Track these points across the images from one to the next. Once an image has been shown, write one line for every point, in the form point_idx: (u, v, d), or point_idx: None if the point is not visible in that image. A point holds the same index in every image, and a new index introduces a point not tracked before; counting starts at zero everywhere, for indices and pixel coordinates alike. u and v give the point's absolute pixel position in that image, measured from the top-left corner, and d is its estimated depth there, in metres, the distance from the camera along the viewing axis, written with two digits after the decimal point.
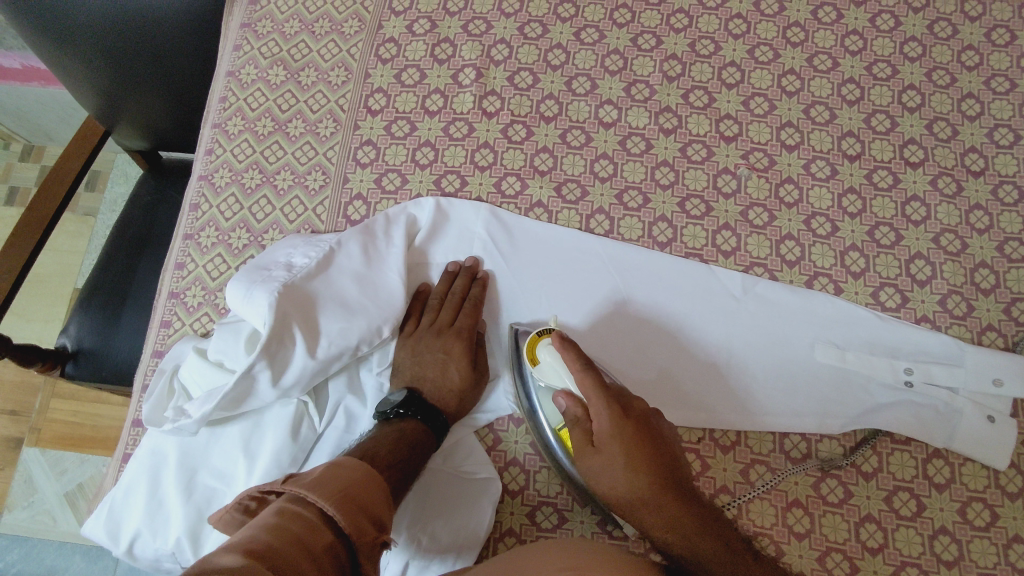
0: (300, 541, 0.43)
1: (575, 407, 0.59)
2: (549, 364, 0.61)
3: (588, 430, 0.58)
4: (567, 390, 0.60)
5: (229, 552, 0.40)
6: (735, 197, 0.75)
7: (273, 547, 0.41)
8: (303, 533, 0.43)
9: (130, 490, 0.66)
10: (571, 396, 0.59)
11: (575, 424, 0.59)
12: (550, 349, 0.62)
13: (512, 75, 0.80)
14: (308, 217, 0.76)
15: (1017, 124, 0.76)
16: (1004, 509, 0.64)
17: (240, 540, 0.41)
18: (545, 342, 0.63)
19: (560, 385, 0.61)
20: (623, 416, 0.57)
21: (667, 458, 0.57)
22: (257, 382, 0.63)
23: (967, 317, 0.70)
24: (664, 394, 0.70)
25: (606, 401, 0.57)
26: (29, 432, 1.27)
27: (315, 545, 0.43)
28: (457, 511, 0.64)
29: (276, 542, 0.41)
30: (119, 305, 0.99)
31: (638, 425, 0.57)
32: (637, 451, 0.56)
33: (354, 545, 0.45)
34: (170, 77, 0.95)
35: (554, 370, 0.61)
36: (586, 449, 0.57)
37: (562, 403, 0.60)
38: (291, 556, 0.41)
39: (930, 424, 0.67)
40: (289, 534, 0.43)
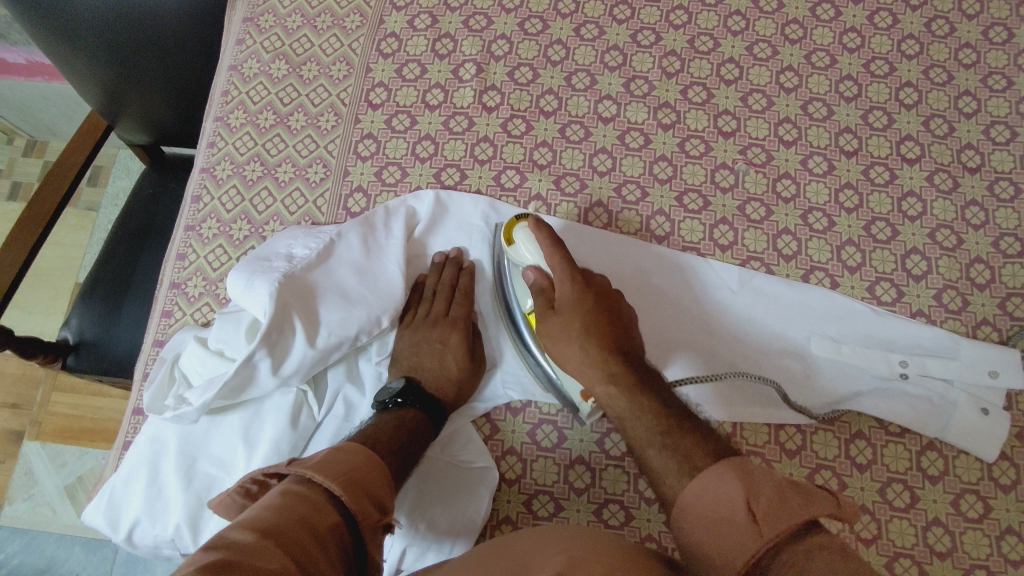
0: (306, 521, 0.43)
1: (541, 279, 0.62)
2: (523, 243, 0.64)
3: (551, 298, 0.62)
4: (537, 266, 0.63)
5: (237, 531, 0.40)
6: (733, 192, 0.76)
7: (280, 526, 0.41)
8: (309, 514, 0.44)
9: (130, 477, 0.67)
10: (540, 270, 0.62)
11: (541, 294, 0.62)
12: (526, 235, 0.63)
13: (512, 70, 0.81)
14: (309, 208, 0.77)
15: (1013, 121, 0.77)
16: (997, 501, 0.65)
17: (247, 520, 0.42)
18: (522, 226, 0.64)
19: (531, 261, 0.63)
20: (586, 289, 0.61)
21: (624, 328, 0.60)
22: (257, 370, 0.63)
23: (962, 311, 0.71)
24: (639, 288, 0.73)
25: (570, 272, 0.61)
26: (30, 425, 1.28)
27: (320, 525, 0.44)
28: (454, 497, 0.65)
29: (282, 521, 0.42)
30: (121, 297, 1.00)
31: (599, 298, 0.61)
32: (596, 319, 0.59)
33: (358, 526, 0.46)
34: (173, 72, 0.95)
35: (526, 250, 0.63)
36: (547, 313, 0.61)
37: (531, 278, 0.63)
38: (299, 535, 0.41)
39: (925, 416, 0.67)
40: (294, 514, 0.43)
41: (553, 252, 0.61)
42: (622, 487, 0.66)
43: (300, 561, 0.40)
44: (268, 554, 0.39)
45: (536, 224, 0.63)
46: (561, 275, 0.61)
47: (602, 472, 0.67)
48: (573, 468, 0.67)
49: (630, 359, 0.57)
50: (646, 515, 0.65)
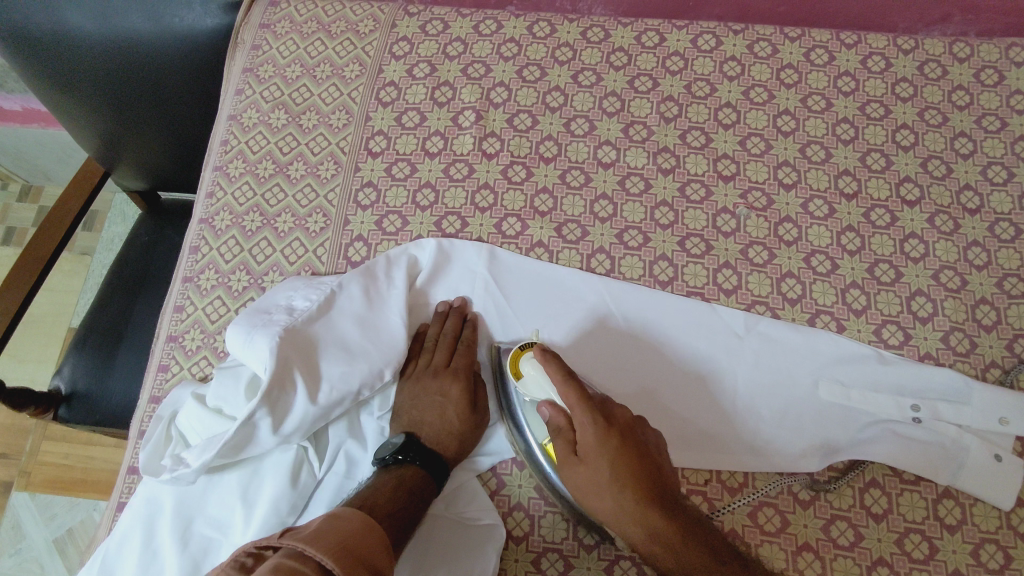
0: None
1: (559, 419, 0.59)
2: (533, 376, 0.61)
3: (571, 440, 0.58)
4: (550, 400, 0.60)
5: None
6: (735, 236, 0.75)
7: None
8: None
9: (124, 541, 0.64)
10: (554, 406, 0.59)
11: (559, 435, 0.59)
12: (534, 365, 0.61)
13: (511, 117, 0.81)
14: (309, 258, 0.76)
15: (1010, 162, 0.77)
16: (1018, 550, 0.63)
17: None
18: (528, 355, 0.63)
19: (544, 396, 0.61)
20: (607, 429, 0.56)
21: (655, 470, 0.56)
22: (256, 428, 0.61)
23: (970, 354, 0.70)
24: (653, 408, 0.70)
25: (589, 413, 0.57)
26: (18, 476, 1.25)
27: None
28: (460, 559, 0.63)
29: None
30: (114, 345, 0.98)
31: (625, 435, 0.57)
32: (624, 467, 0.55)
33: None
34: (173, 122, 0.96)
35: (537, 382, 0.61)
36: None
37: (546, 413, 0.60)
38: None
39: (940, 461, 0.66)
40: None
41: (563, 382, 0.58)
42: None
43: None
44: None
45: (542, 353, 0.61)
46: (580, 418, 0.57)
47: None
48: (583, 523, 0.65)
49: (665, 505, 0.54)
50: None
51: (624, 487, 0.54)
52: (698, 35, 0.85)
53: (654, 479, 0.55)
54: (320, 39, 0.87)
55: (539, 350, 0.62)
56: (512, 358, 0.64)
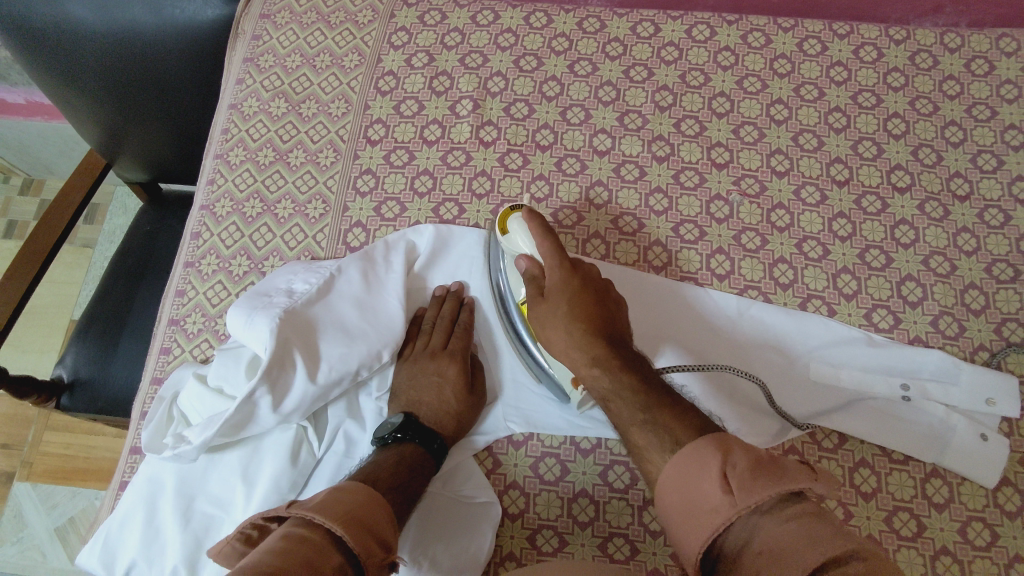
0: (310, 564, 0.43)
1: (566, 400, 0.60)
2: (518, 233, 0.66)
3: (542, 285, 0.64)
4: (529, 255, 0.65)
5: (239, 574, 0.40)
6: (728, 222, 0.77)
7: (281, 567, 0.41)
8: (312, 556, 0.43)
9: (126, 519, 0.65)
10: (532, 259, 0.65)
11: (531, 281, 0.65)
12: (520, 226, 0.66)
13: (508, 106, 0.82)
14: (309, 244, 0.77)
15: (999, 150, 0.79)
16: (1004, 528, 0.64)
17: (247, 565, 0.41)
18: (516, 216, 0.67)
19: (524, 250, 0.66)
20: (572, 272, 0.63)
21: None
22: (257, 407, 0.63)
23: (959, 337, 0.71)
24: (626, 286, 0.74)
25: (558, 256, 0.63)
26: (20, 465, 1.26)
27: (323, 566, 0.43)
28: (457, 535, 0.64)
29: (284, 565, 0.41)
30: (117, 334, 1.00)
31: (586, 281, 0.63)
32: (582, 300, 0.61)
33: (362, 566, 0.46)
34: (174, 113, 0.97)
35: (519, 237, 0.66)
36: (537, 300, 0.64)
37: (523, 266, 0.65)
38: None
39: (927, 438, 0.68)
40: (296, 556, 0.43)
41: (544, 238, 0.64)
42: (626, 520, 0.65)
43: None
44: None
45: (529, 213, 0.66)
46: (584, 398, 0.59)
47: (606, 505, 0.66)
48: (577, 502, 0.66)
49: (614, 343, 0.59)
50: (651, 548, 0.64)
51: (575, 318, 0.60)
52: (692, 26, 0.86)
53: (604, 312, 0.61)
54: (319, 29, 0.88)
55: (527, 212, 0.66)
56: (501, 218, 0.69)
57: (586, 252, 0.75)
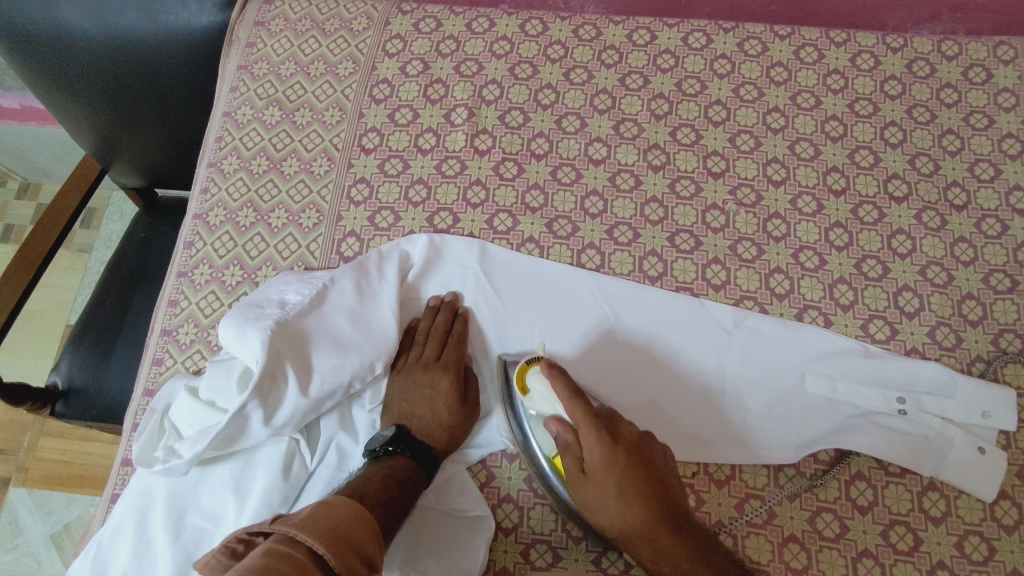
0: None
1: (565, 434, 0.60)
2: (541, 394, 0.62)
3: (580, 457, 0.59)
4: (558, 416, 0.61)
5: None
6: (724, 232, 0.76)
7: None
8: (292, 573, 0.43)
9: (117, 533, 0.65)
10: (563, 423, 0.60)
11: (566, 450, 0.60)
12: (540, 379, 0.62)
13: (503, 114, 0.82)
14: (302, 253, 0.77)
15: (997, 159, 0.78)
16: (1001, 542, 0.64)
17: None
18: (536, 370, 0.63)
19: (552, 411, 0.61)
20: (613, 444, 0.58)
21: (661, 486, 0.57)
22: (248, 421, 0.62)
23: (956, 349, 0.71)
24: (659, 422, 0.70)
25: (597, 430, 0.58)
26: (15, 472, 1.26)
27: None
28: (449, 549, 0.64)
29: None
30: (111, 341, 0.99)
31: (630, 452, 0.58)
32: (631, 478, 0.56)
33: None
34: (168, 118, 0.96)
35: (544, 398, 0.62)
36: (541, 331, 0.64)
37: (553, 429, 0.61)
38: None
39: (924, 452, 0.67)
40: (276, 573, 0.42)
41: (573, 403, 0.59)
42: None
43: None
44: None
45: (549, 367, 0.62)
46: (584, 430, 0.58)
47: None
48: None
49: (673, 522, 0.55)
50: None
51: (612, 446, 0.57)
52: (689, 33, 0.85)
53: (659, 487, 0.57)
54: (314, 36, 0.88)
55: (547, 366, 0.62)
56: (519, 372, 0.65)
57: (614, 387, 0.71)
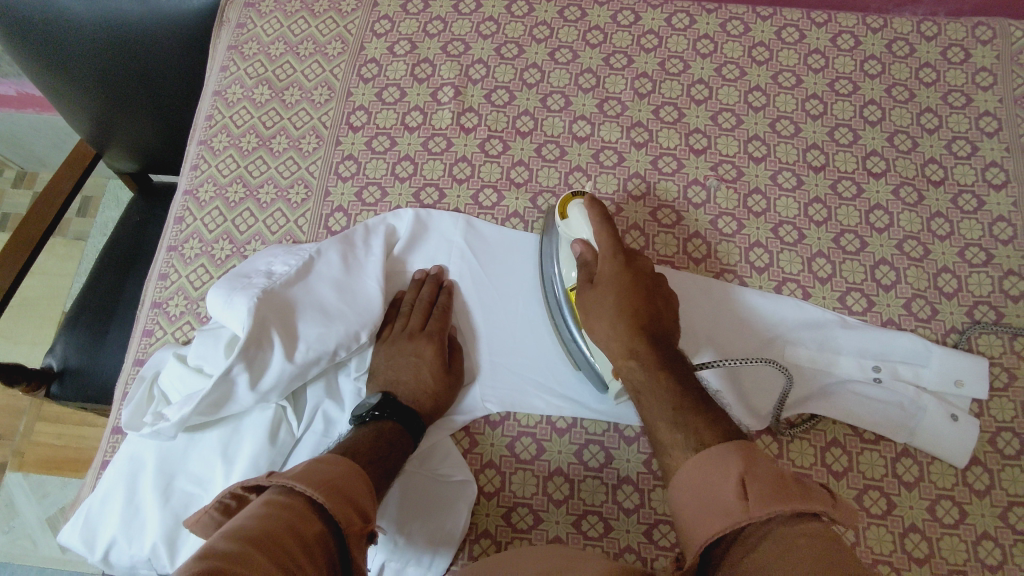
0: (292, 531, 0.43)
1: (587, 254, 0.65)
2: (577, 221, 0.67)
3: (593, 272, 0.65)
4: (585, 240, 0.66)
5: (224, 542, 0.40)
6: (705, 207, 0.77)
7: (269, 535, 0.42)
8: (294, 522, 0.44)
9: (107, 499, 0.66)
10: (587, 246, 0.66)
11: (584, 267, 0.66)
12: (580, 212, 0.66)
13: (489, 93, 0.83)
14: (290, 228, 0.78)
15: (973, 136, 0.80)
16: (973, 506, 0.65)
17: (232, 532, 0.42)
18: (577, 202, 0.67)
19: (581, 236, 0.66)
20: (626, 268, 0.64)
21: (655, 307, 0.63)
22: (234, 385, 0.63)
23: (931, 320, 0.72)
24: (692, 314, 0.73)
25: (613, 249, 0.63)
26: (11, 456, 1.27)
27: (306, 534, 0.44)
28: (433, 513, 0.65)
29: (269, 533, 0.42)
30: (106, 322, 1.00)
31: (639, 277, 0.64)
32: (630, 296, 0.62)
33: (344, 535, 0.46)
34: (163, 102, 0.98)
35: (579, 223, 0.66)
36: (586, 287, 0.65)
37: (577, 251, 0.66)
38: (287, 544, 0.42)
39: (900, 419, 0.68)
40: (280, 523, 0.43)
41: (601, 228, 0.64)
42: (600, 498, 0.66)
43: (287, 566, 0.40)
44: (254, 559, 0.39)
45: (591, 201, 0.66)
46: (604, 250, 0.64)
47: (581, 483, 0.67)
48: (553, 480, 0.67)
49: (654, 337, 0.60)
50: (625, 526, 0.65)
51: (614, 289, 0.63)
52: (672, 14, 0.87)
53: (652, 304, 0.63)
54: (303, 17, 0.89)
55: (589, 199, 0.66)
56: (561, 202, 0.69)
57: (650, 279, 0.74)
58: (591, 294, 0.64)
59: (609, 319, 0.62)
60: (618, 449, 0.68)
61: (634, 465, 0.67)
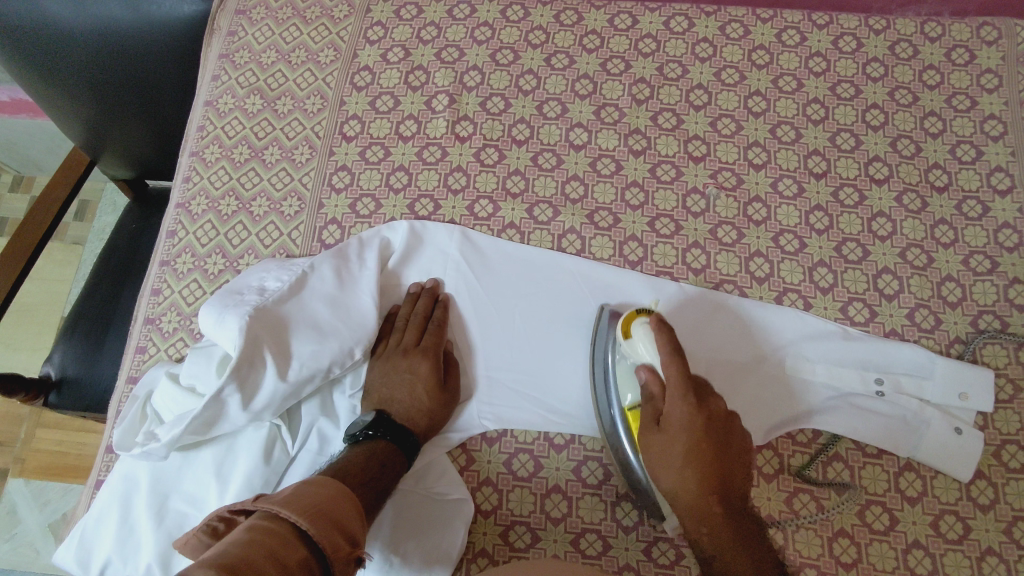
0: (273, 557, 0.43)
1: (653, 386, 0.60)
2: (641, 341, 0.61)
3: (659, 410, 0.60)
4: (650, 368, 0.60)
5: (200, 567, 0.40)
6: (704, 216, 0.76)
7: (248, 562, 0.41)
8: (276, 548, 0.44)
9: (102, 517, 0.66)
10: (654, 375, 0.60)
11: (649, 401, 0.60)
12: (646, 333, 0.60)
13: (484, 100, 0.82)
14: (284, 241, 0.77)
15: (978, 140, 0.78)
16: (977, 521, 0.64)
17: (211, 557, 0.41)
18: (642, 319, 0.62)
19: (645, 359, 0.60)
20: (698, 409, 0.58)
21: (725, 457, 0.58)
22: (227, 405, 0.63)
23: (934, 330, 0.71)
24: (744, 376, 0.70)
25: (685, 393, 0.58)
26: (12, 464, 1.27)
27: (287, 560, 0.43)
28: (429, 532, 0.65)
29: (249, 560, 0.41)
30: (103, 333, 1.00)
31: (711, 419, 0.58)
32: (702, 439, 0.57)
33: (329, 560, 0.46)
34: (156, 111, 0.97)
35: (643, 347, 0.60)
36: (651, 425, 0.60)
37: (641, 377, 0.61)
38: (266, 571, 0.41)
39: (902, 433, 0.67)
40: (261, 548, 0.43)
41: (671, 361, 0.58)
42: (599, 516, 0.66)
43: None
44: None
45: (659, 324, 0.60)
46: (674, 388, 0.58)
47: (579, 501, 0.66)
48: (550, 497, 0.67)
49: (726, 498, 0.56)
50: (624, 544, 0.64)
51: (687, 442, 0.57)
52: (671, 18, 0.85)
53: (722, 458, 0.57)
54: (295, 24, 0.88)
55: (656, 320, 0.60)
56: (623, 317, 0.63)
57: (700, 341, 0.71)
58: (657, 438, 0.59)
59: (677, 469, 0.57)
60: None
61: None
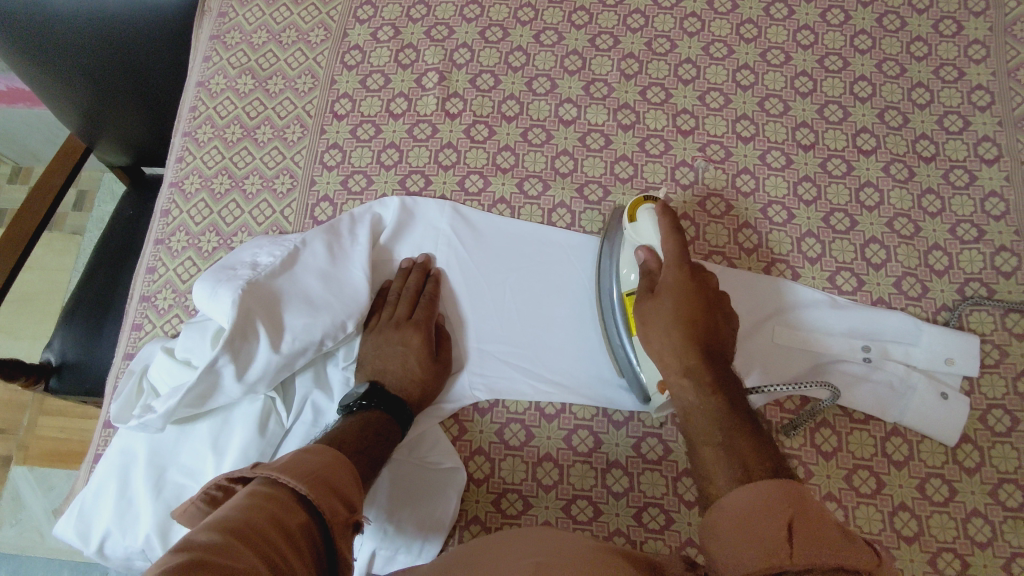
0: (276, 521, 0.43)
1: (651, 261, 0.64)
2: (645, 223, 0.65)
3: (654, 281, 0.63)
4: (649, 247, 0.64)
5: (206, 532, 0.40)
6: (693, 188, 0.77)
7: (253, 527, 0.42)
8: (279, 513, 0.44)
9: (100, 490, 0.67)
10: (652, 252, 0.64)
11: (647, 276, 0.64)
12: (650, 216, 0.65)
13: (473, 77, 0.82)
14: (277, 219, 0.78)
15: (966, 111, 0.78)
16: (962, 484, 0.65)
17: (216, 521, 0.41)
18: (648, 206, 0.66)
19: (646, 241, 0.65)
20: (690, 278, 0.61)
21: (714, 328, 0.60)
22: (221, 377, 0.64)
23: (921, 298, 0.72)
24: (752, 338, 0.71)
25: (680, 262, 0.61)
26: (16, 450, 1.28)
27: (289, 525, 0.44)
28: (422, 501, 0.66)
29: (253, 524, 0.42)
30: (102, 316, 1.01)
31: (702, 290, 0.61)
32: (690, 306, 0.60)
33: (329, 525, 0.46)
34: (148, 93, 0.97)
35: (647, 229, 0.65)
36: (644, 295, 0.63)
37: (640, 258, 0.65)
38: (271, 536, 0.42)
39: (890, 399, 0.68)
40: (264, 513, 0.43)
41: (669, 235, 0.62)
42: (589, 483, 0.67)
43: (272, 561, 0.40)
44: (237, 551, 0.39)
45: (663, 208, 0.64)
46: (669, 259, 0.62)
47: (570, 468, 0.67)
48: (542, 465, 0.68)
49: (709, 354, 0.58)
50: (614, 510, 0.65)
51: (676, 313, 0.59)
52: None
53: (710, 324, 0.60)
54: (285, 5, 0.88)
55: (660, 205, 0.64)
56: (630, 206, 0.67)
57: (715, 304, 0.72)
58: (649, 303, 0.62)
59: (665, 330, 0.60)
60: (607, 434, 0.68)
61: (623, 449, 0.68)
